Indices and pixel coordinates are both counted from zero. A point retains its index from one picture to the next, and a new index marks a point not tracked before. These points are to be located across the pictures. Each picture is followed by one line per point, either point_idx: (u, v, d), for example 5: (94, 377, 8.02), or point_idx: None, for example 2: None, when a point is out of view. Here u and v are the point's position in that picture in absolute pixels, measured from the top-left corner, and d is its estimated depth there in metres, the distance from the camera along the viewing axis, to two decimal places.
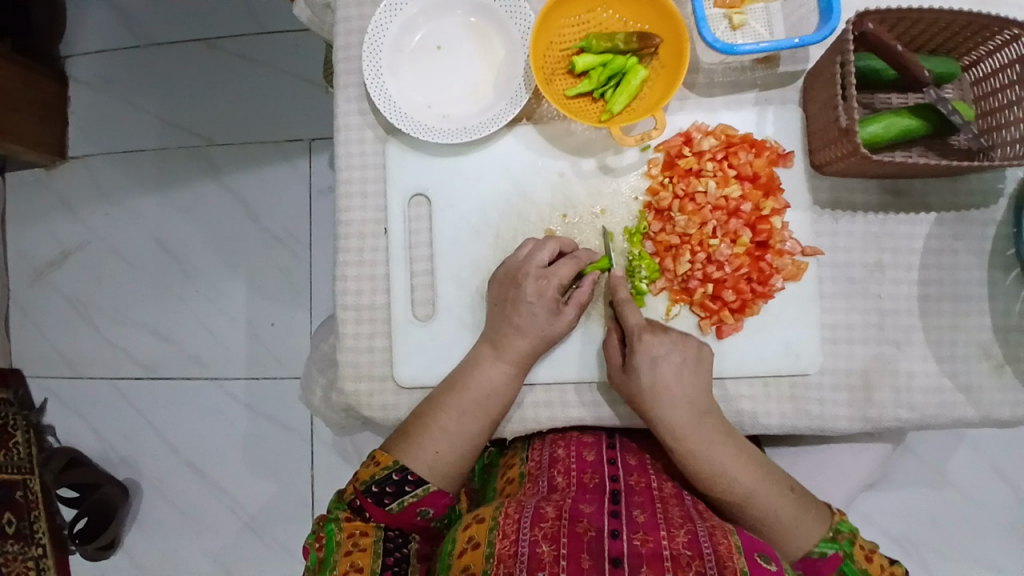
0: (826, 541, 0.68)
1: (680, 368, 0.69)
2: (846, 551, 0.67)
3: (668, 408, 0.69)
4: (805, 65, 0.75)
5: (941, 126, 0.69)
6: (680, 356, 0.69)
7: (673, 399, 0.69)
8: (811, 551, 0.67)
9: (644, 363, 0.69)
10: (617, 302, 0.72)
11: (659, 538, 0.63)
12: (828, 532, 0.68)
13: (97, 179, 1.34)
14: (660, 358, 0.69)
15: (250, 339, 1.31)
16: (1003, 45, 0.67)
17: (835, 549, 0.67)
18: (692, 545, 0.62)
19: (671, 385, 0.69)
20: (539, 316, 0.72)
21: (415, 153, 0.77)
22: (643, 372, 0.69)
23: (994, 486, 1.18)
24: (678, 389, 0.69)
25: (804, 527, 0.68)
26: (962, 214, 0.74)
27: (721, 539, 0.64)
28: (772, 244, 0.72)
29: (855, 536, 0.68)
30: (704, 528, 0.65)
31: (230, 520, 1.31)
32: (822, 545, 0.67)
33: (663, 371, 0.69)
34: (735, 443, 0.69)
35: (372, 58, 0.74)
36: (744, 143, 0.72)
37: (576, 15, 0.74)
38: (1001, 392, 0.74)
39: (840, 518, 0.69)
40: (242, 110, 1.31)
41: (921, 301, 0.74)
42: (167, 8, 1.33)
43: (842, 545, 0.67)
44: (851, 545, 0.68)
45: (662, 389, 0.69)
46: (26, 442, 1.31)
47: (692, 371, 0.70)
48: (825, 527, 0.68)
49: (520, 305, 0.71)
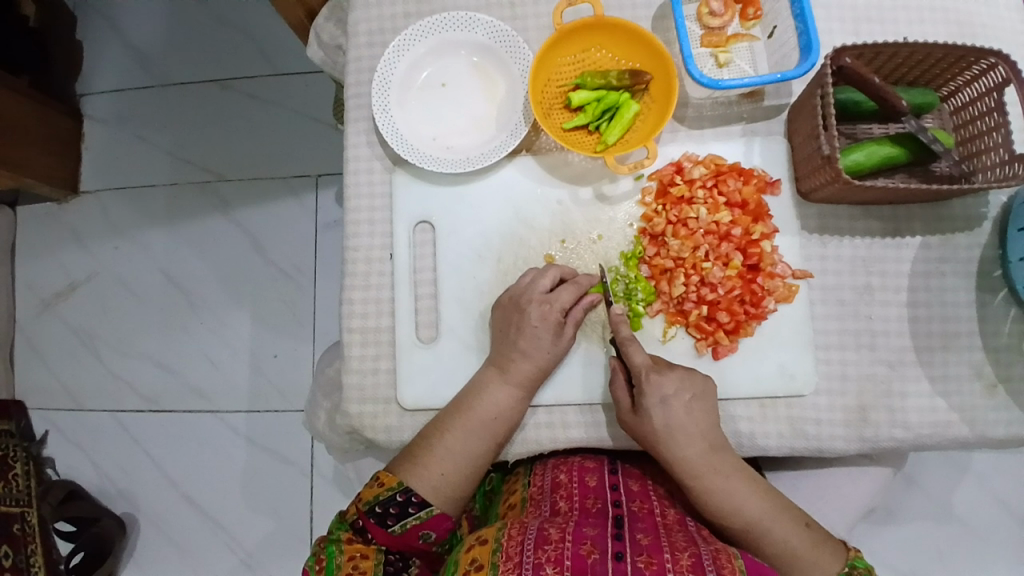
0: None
1: (689, 405, 0.71)
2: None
3: (681, 446, 0.70)
4: (789, 99, 0.79)
5: (922, 153, 0.72)
6: (688, 394, 0.71)
7: (684, 436, 0.70)
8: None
9: (655, 404, 0.70)
10: (623, 341, 0.73)
11: (663, 560, 0.64)
12: (843, 568, 0.69)
13: (107, 214, 1.38)
14: (670, 397, 0.70)
15: (255, 370, 1.33)
16: (981, 73, 0.71)
17: None
18: (697, 567, 0.63)
19: (682, 423, 0.70)
20: (543, 341, 0.74)
21: (421, 183, 0.81)
22: (655, 412, 0.70)
23: (997, 516, 1.18)
24: (689, 426, 0.71)
25: (820, 563, 0.69)
26: (947, 238, 0.78)
27: (725, 562, 0.65)
28: (763, 267, 0.75)
29: (870, 573, 0.69)
30: (708, 551, 0.66)
31: (229, 555, 1.30)
32: None
33: (674, 410, 0.70)
34: (746, 479, 0.71)
35: (380, 93, 0.79)
36: (732, 171, 0.76)
37: (572, 54, 0.78)
38: (994, 411, 0.76)
39: (855, 555, 0.70)
40: (252, 148, 1.36)
41: (910, 322, 0.77)
42: (181, 53, 1.39)
43: None
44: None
45: (674, 428, 0.70)
46: (26, 473, 1.30)
47: (700, 407, 0.72)
48: (841, 563, 0.69)
49: (524, 331, 0.74)
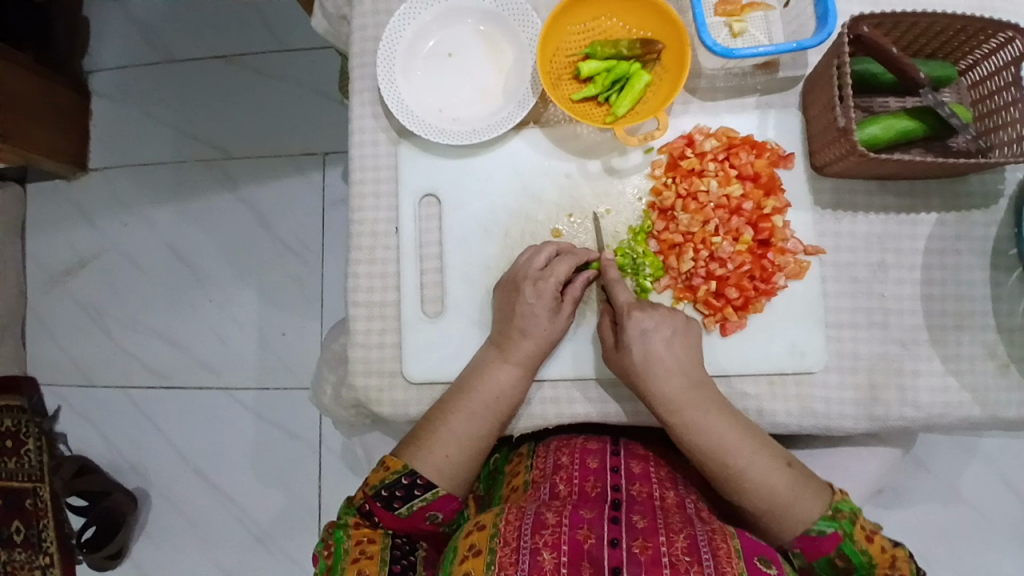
0: (824, 519, 0.66)
1: (670, 340, 0.71)
2: (845, 530, 0.65)
3: (662, 381, 0.70)
4: (805, 70, 0.77)
5: (939, 127, 0.70)
6: (669, 329, 0.71)
7: (666, 369, 0.70)
8: (808, 528, 0.66)
9: (634, 336, 0.70)
10: (609, 283, 0.74)
11: (658, 544, 0.64)
12: (827, 511, 0.66)
13: (115, 191, 1.38)
14: (649, 330, 0.70)
15: (262, 347, 1.33)
16: (999, 46, 0.69)
17: (834, 528, 0.65)
18: (691, 551, 0.63)
19: (662, 356, 0.70)
20: (541, 319, 0.73)
21: (427, 156, 0.80)
22: (634, 344, 0.70)
23: (1006, 500, 1.17)
24: (669, 360, 0.70)
25: (801, 501, 0.67)
26: (964, 215, 0.76)
27: (721, 544, 0.64)
28: (774, 242, 0.73)
29: (855, 516, 0.66)
30: (704, 533, 0.66)
31: (238, 530, 1.31)
32: (821, 522, 0.66)
33: (653, 343, 0.70)
34: (729, 415, 0.69)
35: (386, 63, 0.77)
36: (744, 144, 0.74)
37: (582, 23, 0.76)
38: (1007, 391, 0.74)
39: (841, 498, 0.67)
40: (258, 124, 1.35)
41: (924, 300, 0.75)
42: (187, 28, 1.37)
43: (841, 525, 0.65)
44: (852, 525, 0.66)
45: (655, 361, 0.70)
46: (38, 449, 1.33)
47: (682, 343, 0.71)
48: (824, 506, 0.66)
49: (520, 309, 0.73)
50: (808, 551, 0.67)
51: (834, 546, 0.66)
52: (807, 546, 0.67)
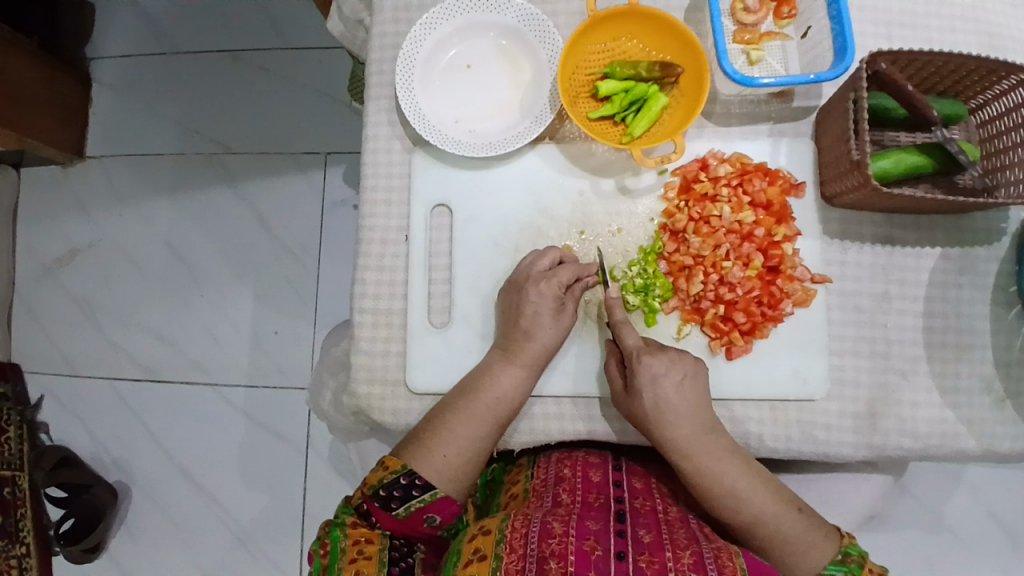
0: (834, 564, 0.67)
1: (681, 385, 0.71)
2: (854, 574, 0.67)
3: (673, 427, 0.70)
4: (818, 101, 0.78)
5: (947, 165, 0.72)
6: (680, 373, 0.71)
7: (676, 415, 0.70)
8: (818, 573, 0.67)
9: (646, 383, 0.70)
10: (616, 326, 0.73)
11: (664, 559, 0.64)
12: (835, 556, 0.68)
13: (112, 180, 1.36)
14: (661, 376, 0.70)
15: (254, 346, 1.31)
16: (1008, 89, 0.70)
17: (844, 572, 0.67)
18: (698, 566, 0.63)
19: (673, 403, 0.70)
20: (544, 319, 0.73)
21: (440, 165, 0.80)
22: (646, 391, 0.70)
23: (986, 530, 1.19)
24: (680, 405, 0.70)
25: (811, 545, 0.68)
26: (966, 251, 0.77)
27: (726, 561, 0.64)
28: (782, 269, 0.74)
29: (863, 560, 0.68)
30: (709, 550, 0.66)
31: (221, 529, 1.30)
32: (830, 567, 0.67)
33: (664, 390, 0.70)
34: (737, 460, 0.70)
35: (404, 72, 0.78)
36: (758, 171, 0.75)
37: (602, 42, 0.77)
38: (1001, 425, 0.76)
39: (849, 542, 0.69)
40: (262, 121, 1.34)
41: (925, 333, 0.76)
42: (193, 21, 1.36)
43: (850, 568, 0.67)
44: (861, 568, 0.67)
45: (665, 407, 0.70)
46: (19, 438, 1.29)
47: (692, 387, 0.71)
48: (833, 551, 0.68)
49: (524, 309, 0.73)
50: None
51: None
52: None
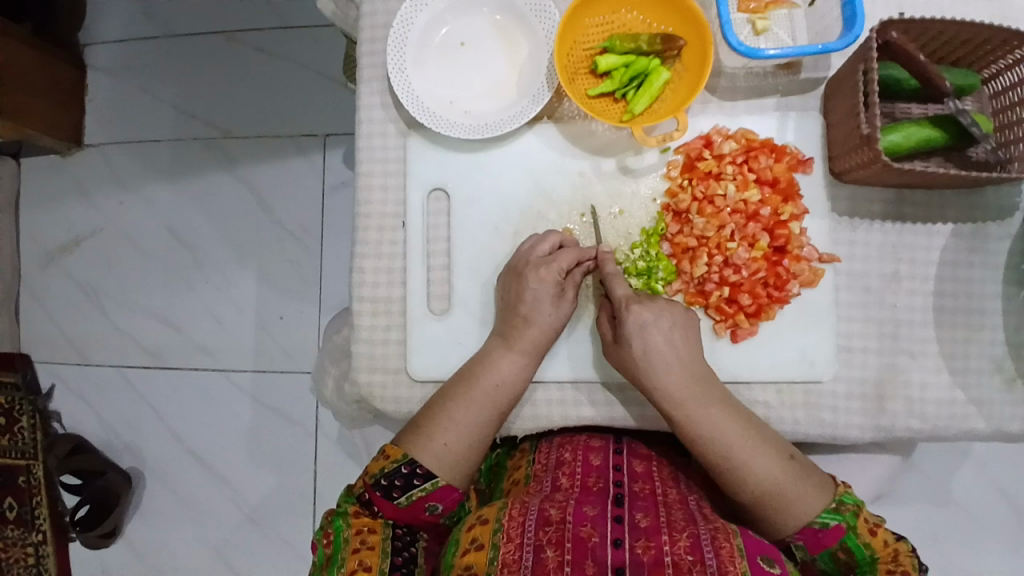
0: (828, 512, 0.66)
1: (671, 331, 0.69)
2: (848, 523, 0.66)
3: (663, 376, 0.68)
4: (827, 73, 0.75)
5: (959, 138, 0.69)
6: (668, 321, 0.70)
7: (666, 364, 0.68)
8: (812, 521, 0.66)
9: (634, 331, 0.69)
10: (607, 277, 0.72)
11: (661, 544, 0.64)
12: (830, 504, 0.67)
13: (111, 167, 1.35)
14: (649, 324, 0.69)
15: (259, 331, 1.31)
16: (1023, 59, 0.67)
17: (838, 521, 0.66)
18: (694, 550, 0.63)
19: (663, 351, 0.69)
20: (544, 305, 0.72)
21: (436, 149, 0.78)
22: (635, 339, 0.69)
23: (997, 505, 1.18)
24: (669, 355, 0.69)
25: (804, 495, 0.67)
26: (980, 227, 0.75)
27: (723, 543, 0.64)
28: (790, 249, 0.72)
29: (858, 509, 0.66)
30: (707, 531, 0.65)
31: (232, 513, 1.31)
32: (823, 516, 0.66)
33: (653, 338, 0.69)
34: (728, 408, 0.69)
35: (396, 52, 0.75)
36: (764, 147, 0.72)
37: (601, 15, 0.74)
38: (1014, 405, 0.74)
39: (843, 491, 0.68)
40: (259, 104, 1.32)
41: (936, 312, 0.74)
42: (187, 2, 1.34)
43: (845, 517, 0.66)
44: (856, 518, 0.66)
45: (654, 355, 0.68)
46: (32, 426, 1.32)
47: (681, 334, 0.70)
48: (828, 499, 0.67)
49: (523, 295, 0.72)
50: (810, 544, 0.68)
51: (836, 540, 0.66)
52: (810, 539, 0.67)
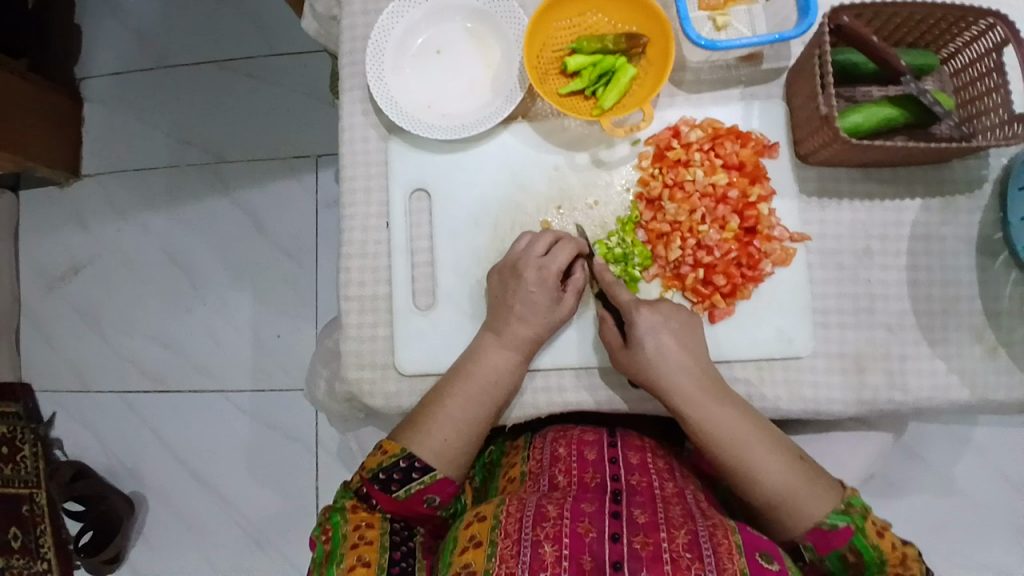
0: (836, 513, 0.66)
1: (679, 336, 0.71)
2: (857, 525, 0.65)
3: (673, 376, 0.70)
4: (789, 61, 0.78)
5: (922, 115, 0.71)
6: (677, 325, 0.72)
7: (676, 363, 0.70)
8: (820, 523, 0.66)
9: (645, 331, 0.71)
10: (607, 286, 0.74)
11: (659, 539, 0.65)
12: (839, 506, 0.67)
13: (109, 196, 1.39)
14: (660, 326, 0.71)
15: (257, 349, 1.33)
16: (980, 34, 0.70)
17: (846, 522, 0.65)
18: (693, 547, 0.64)
19: (673, 352, 0.70)
20: (540, 305, 0.74)
21: (417, 151, 0.81)
22: (646, 339, 0.70)
23: (1002, 492, 1.18)
24: (679, 356, 0.71)
25: (811, 494, 0.67)
26: (948, 201, 0.77)
27: (722, 539, 0.65)
28: (759, 229, 0.75)
29: (866, 511, 0.66)
30: (704, 528, 0.66)
31: (235, 532, 1.31)
32: (832, 516, 0.66)
33: (663, 340, 0.71)
34: (737, 408, 0.70)
35: (375, 60, 0.79)
36: (730, 134, 0.75)
37: (567, 19, 0.77)
38: (995, 374, 0.75)
39: (851, 494, 0.68)
40: (251, 128, 1.36)
41: (910, 286, 0.76)
42: (180, 34, 1.39)
43: (854, 519, 0.66)
44: (864, 520, 0.66)
45: (666, 354, 0.70)
46: (34, 455, 1.32)
47: (689, 337, 0.72)
48: (836, 501, 0.67)
49: (519, 294, 0.74)
50: (819, 545, 0.67)
51: (845, 541, 0.65)
52: (818, 540, 0.67)
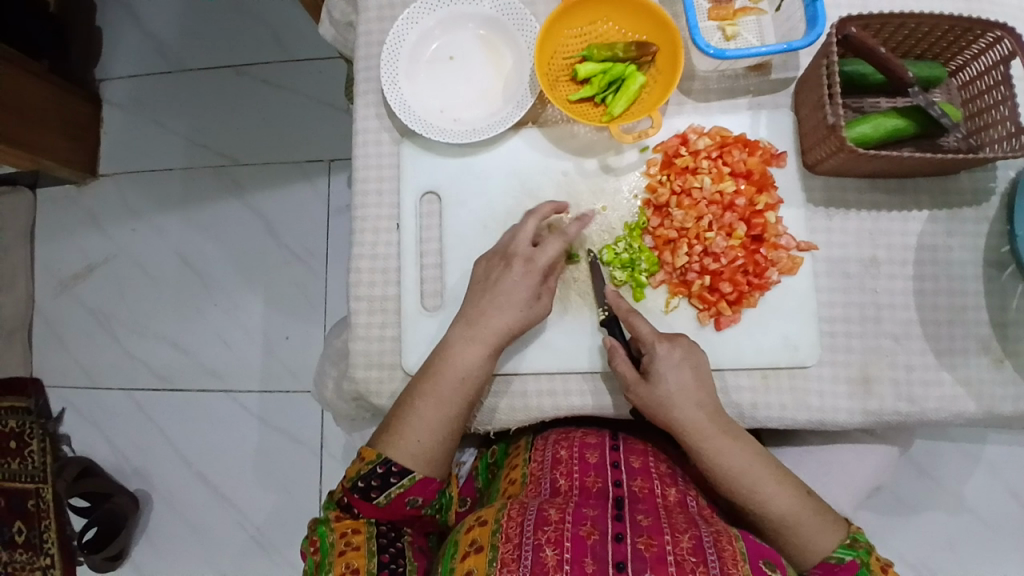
0: (843, 548, 0.67)
1: (696, 370, 0.71)
2: (862, 559, 0.67)
3: (691, 412, 0.70)
4: (796, 72, 0.79)
5: (929, 126, 0.72)
6: (693, 358, 0.72)
7: (693, 397, 0.70)
8: (829, 557, 0.67)
9: (665, 366, 0.70)
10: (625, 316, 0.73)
11: (663, 542, 0.64)
12: (845, 540, 0.68)
13: (124, 197, 1.40)
14: (679, 360, 0.71)
15: (265, 351, 1.34)
16: (987, 47, 0.71)
17: (852, 556, 0.67)
18: (696, 551, 0.63)
19: (691, 387, 0.70)
20: (510, 300, 0.73)
21: (428, 155, 0.82)
22: (666, 374, 0.70)
23: (1011, 511, 1.17)
24: (697, 391, 0.70)
25: (821, 529, 0.68)
26: (955, 212, 0.77)
27: (726, 546, 0.65)
28: (766, 237, 0.75)
29: (872, 547, 0.68)
30: (709, 535, 0.66)
31: (238, 533, 1.32)
32: (840, 550, 0.67)
33: (682, 374, 0.70)
34: (751, 444, 0.70)
35: (389, 65, 0.80)
36: (737, 142, 0.76)
37: (579, 27, 0.79)
38: (1002, 386, 0.75)
39: (856, 529, 0.69)
40: (266, 132, 1.38)
41: (917, 296, 0.76)
42: (198, 40, 1.41)
43: (859, 554, 0.67)
44: (869, 555, 0.67)
45: (684, 389, 0.70)
46: (41, 451, 1.35)
47: (704, 371, 0.72)
48: (843, 535, 0.68)
49: (491, 289, 0.73)
50: None
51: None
52: None
